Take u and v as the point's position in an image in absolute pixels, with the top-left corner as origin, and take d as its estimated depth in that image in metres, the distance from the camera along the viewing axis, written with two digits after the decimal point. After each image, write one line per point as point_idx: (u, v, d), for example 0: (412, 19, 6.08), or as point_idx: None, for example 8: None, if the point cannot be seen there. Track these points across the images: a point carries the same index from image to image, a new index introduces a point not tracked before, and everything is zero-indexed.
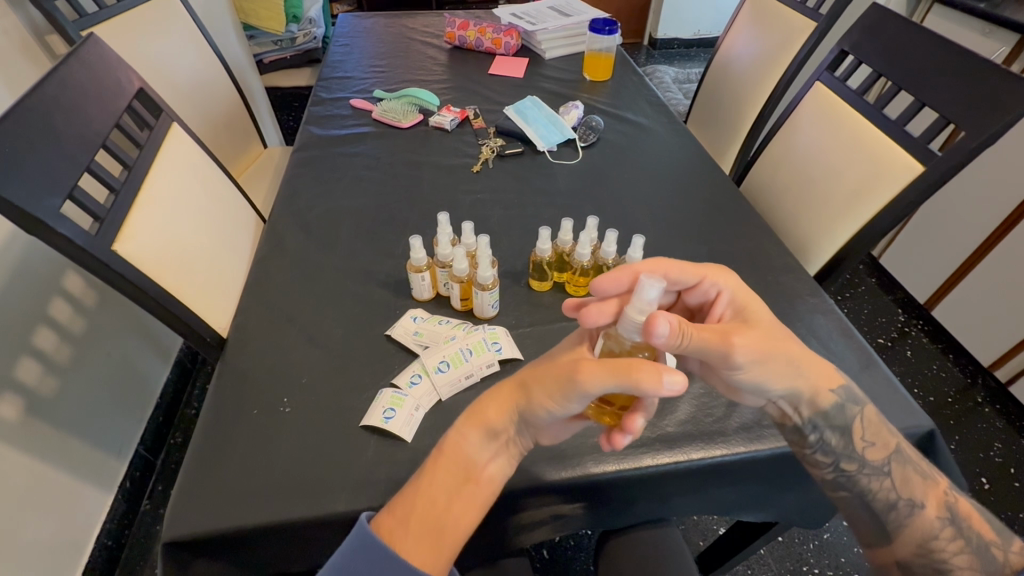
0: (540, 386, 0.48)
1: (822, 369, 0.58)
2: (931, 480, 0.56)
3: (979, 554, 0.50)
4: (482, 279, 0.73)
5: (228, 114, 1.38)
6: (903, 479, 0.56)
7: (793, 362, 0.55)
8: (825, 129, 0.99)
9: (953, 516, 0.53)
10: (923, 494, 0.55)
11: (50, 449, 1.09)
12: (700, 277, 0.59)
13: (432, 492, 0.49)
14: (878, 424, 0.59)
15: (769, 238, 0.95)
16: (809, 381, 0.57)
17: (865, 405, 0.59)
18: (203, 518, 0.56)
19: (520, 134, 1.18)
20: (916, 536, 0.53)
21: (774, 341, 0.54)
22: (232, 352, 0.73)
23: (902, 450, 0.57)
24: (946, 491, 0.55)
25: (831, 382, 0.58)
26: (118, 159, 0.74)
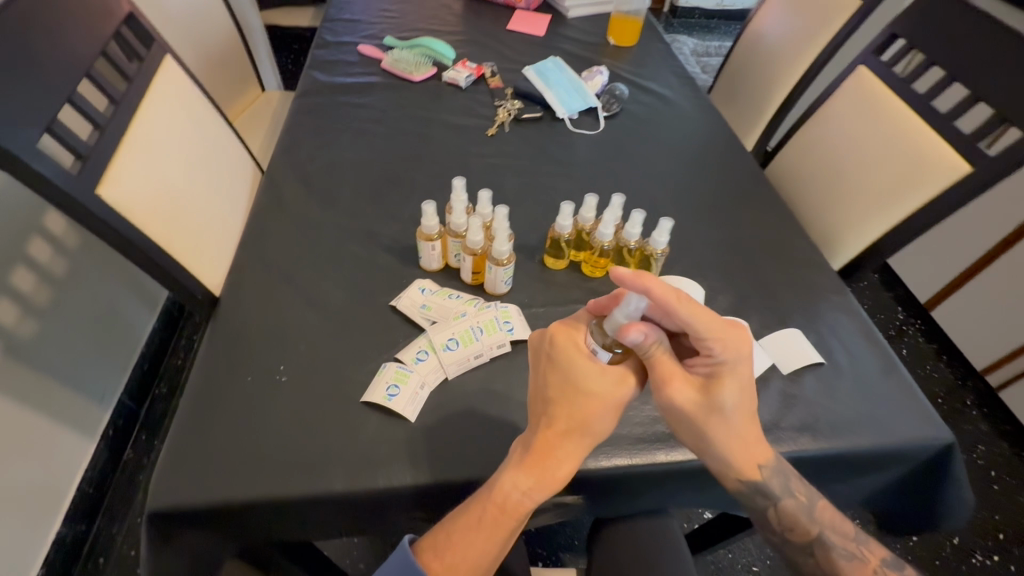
0: (598, 426, 0.54)
1: (750, 451, 0.56)
2: (861, 558, 0.57)
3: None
4: (498, 253, 0.68)
5: (223, 51, 1.28)
6: (828, 562, 0.57)
7: (712, 437, 0.55)
8: (864, 118, 0.93)
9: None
10: (850, 573, 0.57)
11: (28, 393, 1.05)
12: (714, 336, 0.52)
13: (498, 535, 0.53)
14: (796, 515, 0.58)
15: (794, 229, 0.90)
16: (729, 458, 0.56)
17: (785, 499, 0.58)
18: (191, 490, 0.53)
19: (540, 97, 1.11)
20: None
21: (707, 414, 0.54)
22: (225, 312, 0.68)
23: (821, 539, 0.58)
24: (876, 568, 0.57)
25: (753, 472, 0.57)
26: (104, 91, 0.67)
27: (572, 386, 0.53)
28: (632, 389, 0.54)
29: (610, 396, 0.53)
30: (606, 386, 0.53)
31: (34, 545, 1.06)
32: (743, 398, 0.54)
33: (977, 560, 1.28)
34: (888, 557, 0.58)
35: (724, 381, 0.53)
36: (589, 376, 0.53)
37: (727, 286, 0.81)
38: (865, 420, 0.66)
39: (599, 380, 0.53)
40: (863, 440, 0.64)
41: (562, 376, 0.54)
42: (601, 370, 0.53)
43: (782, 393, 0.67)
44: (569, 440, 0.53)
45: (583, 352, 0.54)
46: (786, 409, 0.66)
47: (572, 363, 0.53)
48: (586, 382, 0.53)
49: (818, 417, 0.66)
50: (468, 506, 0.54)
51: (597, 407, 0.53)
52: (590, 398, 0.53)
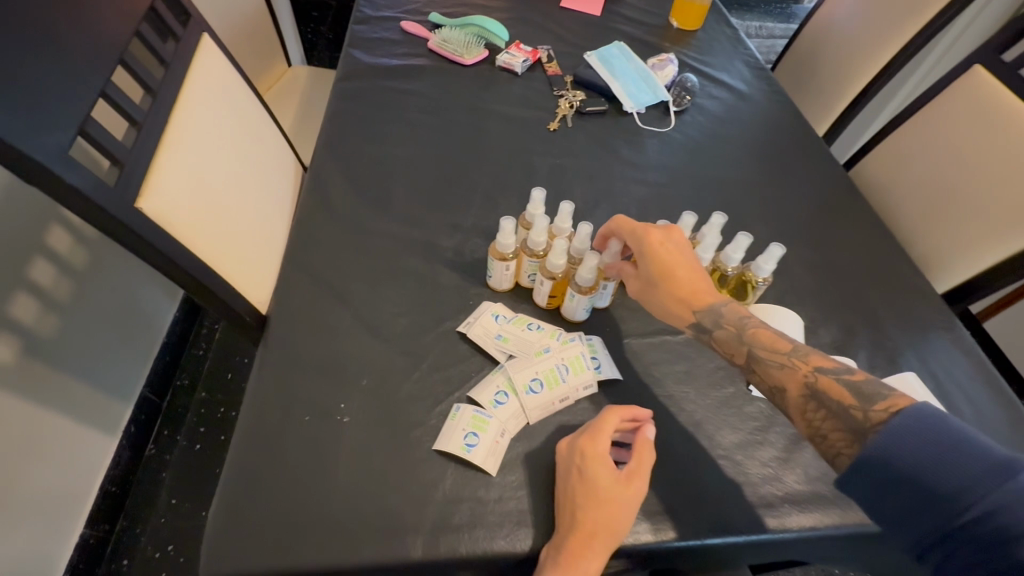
0: (619, 527, 0.47)
1: (674, 300, 0.58)
2: (789, 365, 0.50)
3: (841, 421, 0.45)
4: (584, 280, 0.60)
5: (252, 24, 1.17)
6: (763, 373, 0.52)
7: (655, 299, 0.59)
8: (981, 128, 0.82)
9: (813, 391, 0.48)
10: (781, 380, 0.50)
11: (49, 393, 0.98)
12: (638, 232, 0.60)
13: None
14: (728, 338, 0.54)
15: (894, 251, 0.81)
16: (661, 310, 0.59)
17: (717, 330, 0.55)
18: (250, 555, 0.47)
19: (604, 88, 1.00)
20: (796, 412, 0.49)
21: (647, 281, 0.59)
22: (276, 337, 0.61)
23: (756, 357, 0.52)
24: (807, 372, 0.49)
25: (684, 314, 0.57)
26: (140, 80, 0.58)
27: (587, 494, 0.47)
28: (643, 483, 0.48)
29: (621, 498, 0.47)
30: (619, 488, 0.48)
31: (55, 550, 1.01)
32: (671, 258, 0.58)
33: None
34: (830, 364, 0.50)
35: (642, 255, 0.59)
36: (601, 477, 0.48)
37: (827, 316, 0.72)
38: None
39: (611, 482, 0.48)
40: None
41: (580, 482, 0.48)
42: (614, 474, 0.48)
43: None
44: (592, 543, 0.46)
45: (605, 455, 0.49)
46: None
47: (591, 462, 0.48)
48: (597, 485, 0.47)
49: None
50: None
51: (616, 509, 0.47)
52: (604, 502, 0.47)
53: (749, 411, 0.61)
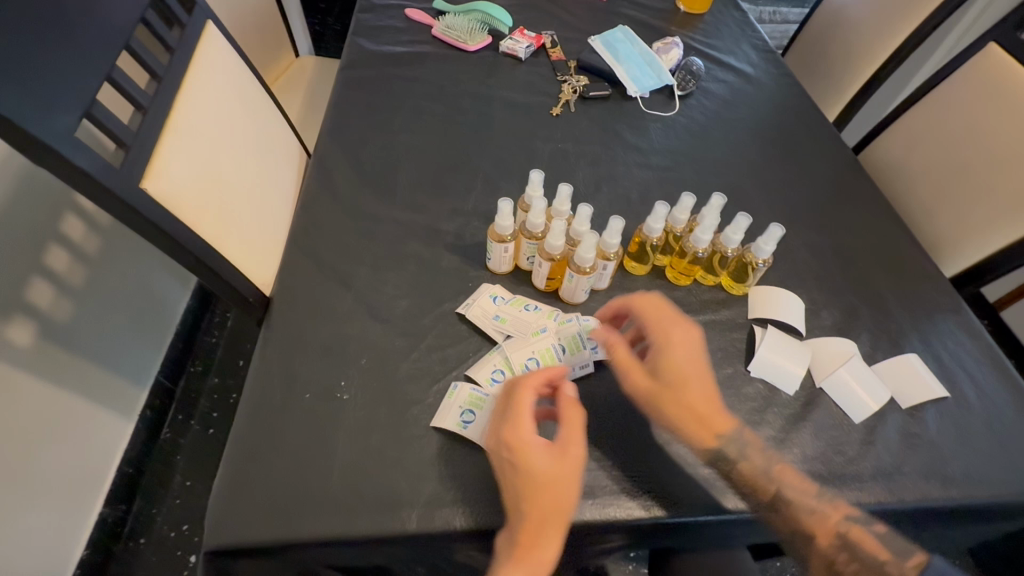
0: (568, 500, 0.47)
1: (694, 417, 0.54)
2: (820, 510, 0.52)
3: (871, 572, 0.49)
4: (582, 260, 0.60)
5: (259, 14, 1.18)
6: (791, 515, 0.52)
7: (670, 413, 0.54)
8: (994, 108, 0.80)
9: (847, 541, 0.50)
10: (812, 525, 0.51)
11: (65, 375, 1.02)
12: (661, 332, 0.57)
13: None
14: (753, 471, 0.53)
15: (901, 234, 0.80)
16: (678, 426, 0.54)
17: (741, 460, 0.53)
18: (252, 525, 0.48)
19: (607, 72, 1.00)
20: (821, 563, 0.51)
21: (664, 393, 0.55)
22: (278, 317, 0.62)
23: (781, 495, 0.52)
24: (839, 521, 0.51)
25: (706, 438, 0.54)
26: (144, 65, 0.59)
27: (528, 485, 0.47)
28: (577, 454, 0.49)
29: (561, 475, 0.48)
30: (556, 466, 0.48)
31: (75, 528, 1.05)
32: (694, 373, 0.56)
33: None
34: (855, 509, 0.52)
35: (658, 351, 0.56)
36: (536, 462, 0.47)
37: (830, 299, 0.71)
38: (998, 467, 0.58)
39: (547, 461, 0.48)
40: (998, 491, 0.56)
41: (517, 474, 0.47)
42: (547, 453, 0.48)
43: (902, 431, 0.59)
44: (546, 529, 0.46)
45: (530, 437, 0.48)
46: (909, 451, 0.58)
47: (522, 452, 0.47)
48: (535, 474, 0.47)
49: (946, 462, 0.58)
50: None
51: (560, 486, 0.47)
52: (547, 487, 0.47)
53: (745, 392, 0.61)
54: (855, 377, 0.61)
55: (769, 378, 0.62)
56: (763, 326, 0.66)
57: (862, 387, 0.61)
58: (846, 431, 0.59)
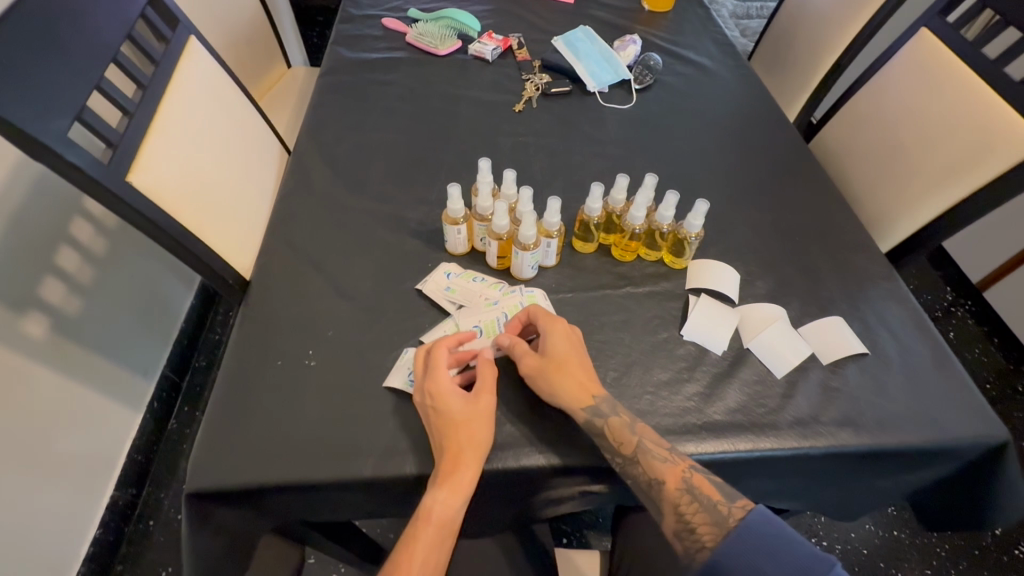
0: (483, 438, 0.56)
1: (575, 385, 0.58)
2: (671, 459, 0.54)
3: (709, 513, 0.48)
4: (524, 238, 0.67)
5: (249, 29, 1.27)
6: (647, 465, 0.54)
7: (553, 383, 0.58)
8: (925, 88, 0.85)
9: (689, 485, 0.52)
10: (663, 472, 0.53)
11: (76, 367, 1.10)
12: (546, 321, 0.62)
13: (438, 548, 0.54)
14: (620, 426, 0.56)
15: (840, 209, 0.85)
16: (558, 393, 0.58)
17: (612, 416, 0.57)
18: (227, 471, 0.55)
19: (569, 70, 1.06)
20: (670, 507, 0.51)
21: (549, 367, 0.59)
22: (255, 297, 0.69)
23: (642, 447, 0.55)
24: (685, 469, 0.53)
25: (583, 401, 0.57)
26: (131, 76, 0.67)
27: (448, 424, 0.55)
28: (491, 397, 0.57)
29: (477, 414, 0.56)
30: (472, 407, 0.56)
31: (89, 509, 1.12)
32: (577, 357, 0.61)
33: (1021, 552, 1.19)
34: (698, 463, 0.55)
35: (545, 336, 0.61)
36: (452, 405, 0.55)
37: (766, 270, 0.77)
38: (913, 416, 0.62)
39: (463, 405, 0.56)
40: (911, 437, 0.60)
41: (439, 416, 0.55)
42: (463, 397, 0.56)
43: (822, 385, 0.64)
44: (463, 458, 0.54)
45: (448, 388, 0.56)
46: (827, 403, 0.63)
47: (441, 398, 0.56)
48: (454, 413, 0.55)
49: (862, 412, 0.62)
50: (407, 531, 0.54)
51: (474, 425, 0.55)
52: (464, 423, 0.55)
53: (678, 353, 0.67)
54: (777, 338, 0.67)
55: (701, 340, 0.68)
56: (699, 295, 0.72)
57: (783, 347, 0.66)
58: (769, 385, 0.64)
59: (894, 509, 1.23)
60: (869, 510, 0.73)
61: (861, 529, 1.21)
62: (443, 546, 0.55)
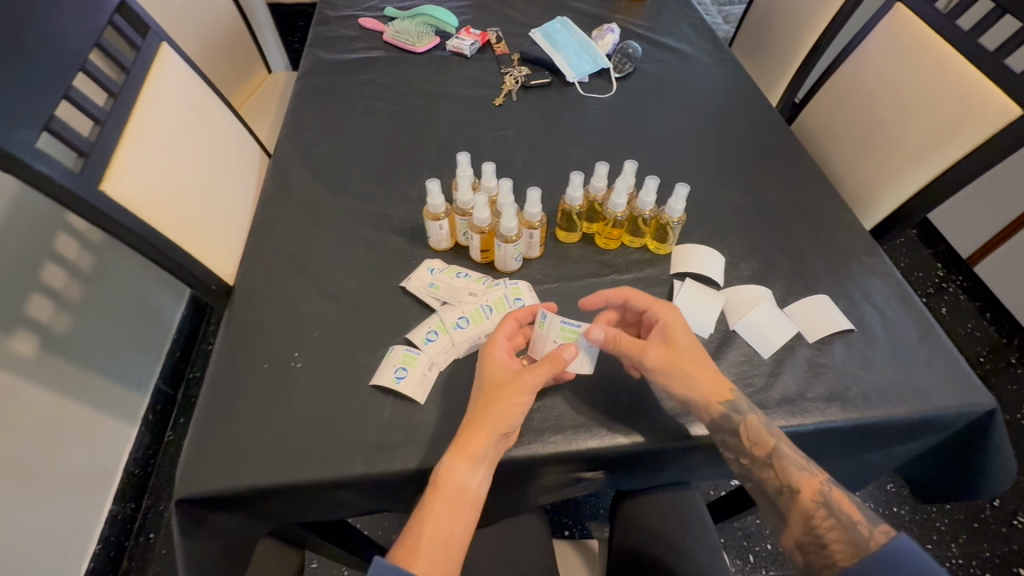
0: (507, 409, 0.54)
1: (709, 377, 0.58)
2: (808, 469, 0.55)
3: (846, 530, 0.50)
4: (506, 230, 0.66)
5: (227, 35, 1.26)
6: (781, 471, 0.55)
7: (689, 373, 0.59)
8: (903, 62, 0.85)
9: (826, 498, 0.53)
10: (799, 481, 0.54)
11: (69, 383, 1.09)
12: (651, 306, 0.63)
13: (448, 522, 0.53)
14: (756, 426, 0.57)
15: (822, 188, 0.85)
16: (696, 384, 0.58)
17: (749, 415, 0.57)
18: (217, 475, 0.55)
19: (548, 61, 1.06)
20: (800, 517, 0.53)
21: (681, 358, 0.59)
22: (239, 301, 0.69)
23: (778, 451, 0.56)
24: (821, 481, 0.54)
25: (719, 394, 0.58)
26: (102, 85, 0.67)
27: (482, 384, 0.57)
28: (534, 376, 0.56)
29: (507, 383, 0.56)
30: (508, 374, 0.57)
31: (89, 524, 1.11)
32: (697, 347, 0.61)
33: (1019, 521, 1.20)
34: (830, 475, 0.56)
35: (665, 324, 0.62)
36: (495, 371, 0.58)
37: (750, 252, 0.77)
38: (900, 388, 0.62)
39: (501, 373, 0.57)
40: (898, 409, 0.61)
41: (481, 377, 0.58)
42: (509, 367, 0.58)
43: (808, 362, 0.65)
44: (478, 423, 0.54)
45: (496, 357, 0.59)
46: (813, 379, 0.63)
47: (486, 359, 0.59)
48: (493, 374, 0.57)
49: (849, 386, 0.62)
50: (421, 500, 0.54)
51: (501, 394, 0.55)
52: (491, 388, 0.56)
53: None
54: (763, 317, 0.67)
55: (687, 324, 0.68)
56: (683, 279, 0.72)
57: (768, 327, 0.67)
58: (756, 365, 0.64)
59: (893, 485, 1.23)
60: (863, 484, 0.74)
61: (862, 507, 1.21)
62: (455, 522, 0.53)
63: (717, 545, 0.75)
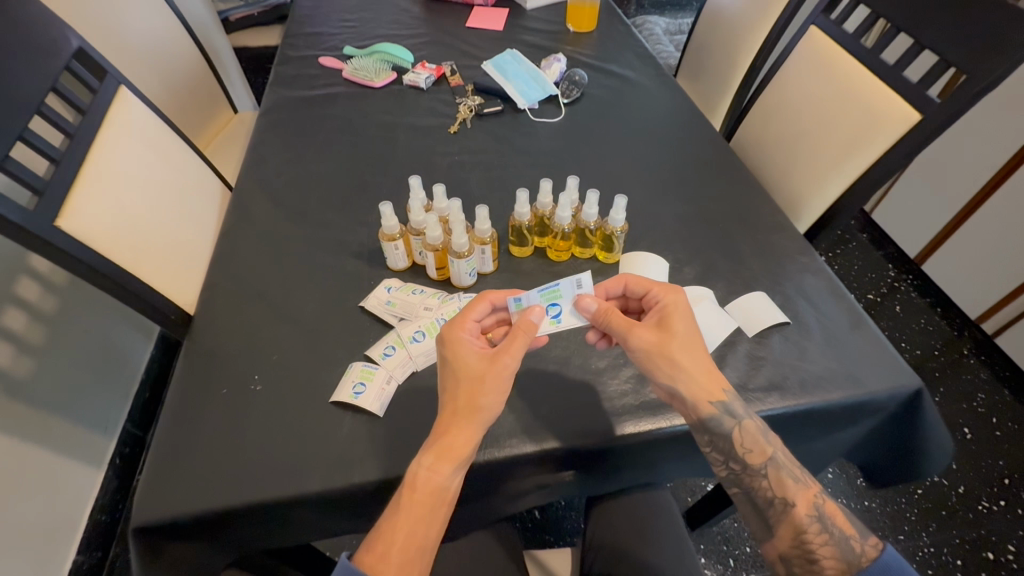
0: (485, 405, 0.56)
1: (703, 371, 0.60)
2: (802, 481, 0.56)
3: (838, 547, 0.51)
4: (458, 246, 0.70)
5: (194, 79, 1.29)
6: (778, 482, 0.56)
7: (677, 362, 0.60)
8: (820, 78, 0.93)
9: (820, 513, 0.54)
10: (795, 494, 0.55)
11: (32, 429, 1.06)
12: (648, 289, 0.64)
13: (423, 523, 0.53)
14: (754, 433, 0.58)
15: (757, 194, 0.91)
16: (684, 375, 0.59)
17: (747, 419, 0.59)
18: (175, 501, 0.55)
19: (500, 91, 1.12)
20: (791, 531, 0.54)
21: (673, 345, 0.60)
22: (199, 329, 0.70)
23: (775, 460, 0.57)
24: (816, 494, 0.56)
25: (718, 393, 0.59)
26: (58, 126, 0.70)
27: (455, 374, 0.58)
28: (508, 358, 0.57)
29: (492, 368, 0.57)
30: (483, 364, 0.57)
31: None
32: (692, 330, 0.62)
33: (984, 506, 1.24)
34: (818, 486, 0.57)
35: (659, 313, 0.63)
36: (467, 360, 0.58)
37: (692, 257, 0.82)
38: (834, 374, 0.66)
39: (477, 361, 0.58)
40: (833, 394, 0.64)
41: (449, 367, 0.58)
42: (478, 352, 0.59)
43: (748, 355, 0.68)
44: (467, 418, 0.56)
45: (464, 339, 0.59)
46: (754, 370, 0.67)
47: (452, 346, 0.59)
48: (466, 364, 0.58)
49: (787, 375, 0.66)
50: (393, 502, 0.54)
51: (482, 386, 0.56)
52: (471, 378, 0.57)
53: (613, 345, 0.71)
54: (704, 315, 0.71)
55: None
56: None
57: (709, 324, 0.70)
58: None
59: (862, 480, 1.27)
60: (821, 472, 0.77)
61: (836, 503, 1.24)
62: (430, 523, 0.53)
63: (687, 543, 0.76)
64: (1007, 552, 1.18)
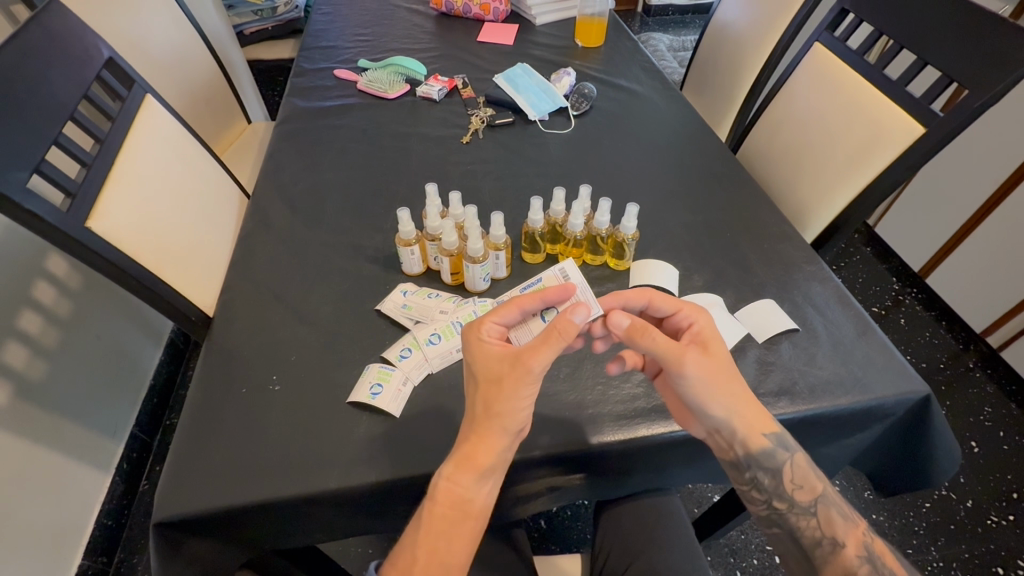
0: (509, 413, 0.53)
1: (752, 408, 0.59)
2: (852, 520, 0.57)
3: None
4: (472, 251, 0.71)
5: (212, 89, 1.33)
6: (827, 521, 0.57)
7: (728, 392, 0.58)
8: (824, 93, 0.95)
9: (871, 553, 0.54)
10: (844, 534, 0.56)
11: (42, 431, 1.06)
12: (677, 308, 0.62)
13: (450, 538, 0.53)
14: (804, 470, 0.59)
15: (764, 205, 0.93)
16: (740, 411, 0.58)
17: (796, 455, 0.59)
18: (195, 497, 0.56)
19: (511, 103, 1.15)
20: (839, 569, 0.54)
21: (721, 372, 0.58)
22: (218, 330, 0.72)
23: (824, 497, 0.58)
24: (864, 532, 0.56)
25: (768, 425, 0.59)
26: (88, 132, 0.73)
27: (476, 377, 0.56)
28: (534, 361, 0.52)
29: (514, 372, 0.53)
30: (504, 366, 0.54)
31: None
32: (727, 356, 0.60)
33: (993, 521, 1.24)
34: (869, 526, 0.57)
35: (694, 337, 0.60)
36: (480, 361, 0.56)
37: (701, 265, 0.83)
38: (843, 380, 0.67)
39: (499, 365, 0.55)
40: (841, 399, 0.65)
41: (473, 364, 0.56)
42: (498, 352, 0.56)
43: (758, 361, 0.70)
44: (486, 425, 0.54)
45: (484, 342, 0.56)
46: (763, 376, 0.68)
47: (472, 349, 0.57)
48: (485, 369, 0.55)
49: (796, 381, 0.67)
50: (417, 517, 0.55)
51: (504, 392, 0.53)
52: (491, 382, 0.54)
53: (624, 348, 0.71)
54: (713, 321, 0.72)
55: None
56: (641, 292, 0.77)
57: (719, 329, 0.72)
58: None
59: (870, 493, 1.27)
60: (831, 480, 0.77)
61: None
62: (453, 538, 0.54)
63: (697, 550, 0.76)
64: (1017, 567, 1.17)
